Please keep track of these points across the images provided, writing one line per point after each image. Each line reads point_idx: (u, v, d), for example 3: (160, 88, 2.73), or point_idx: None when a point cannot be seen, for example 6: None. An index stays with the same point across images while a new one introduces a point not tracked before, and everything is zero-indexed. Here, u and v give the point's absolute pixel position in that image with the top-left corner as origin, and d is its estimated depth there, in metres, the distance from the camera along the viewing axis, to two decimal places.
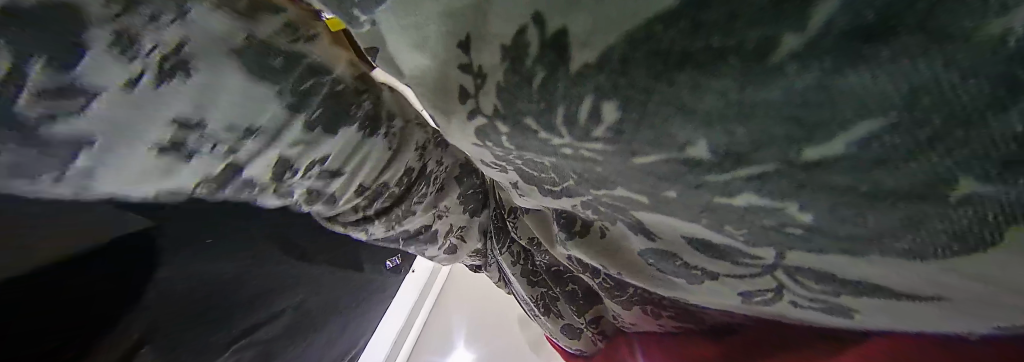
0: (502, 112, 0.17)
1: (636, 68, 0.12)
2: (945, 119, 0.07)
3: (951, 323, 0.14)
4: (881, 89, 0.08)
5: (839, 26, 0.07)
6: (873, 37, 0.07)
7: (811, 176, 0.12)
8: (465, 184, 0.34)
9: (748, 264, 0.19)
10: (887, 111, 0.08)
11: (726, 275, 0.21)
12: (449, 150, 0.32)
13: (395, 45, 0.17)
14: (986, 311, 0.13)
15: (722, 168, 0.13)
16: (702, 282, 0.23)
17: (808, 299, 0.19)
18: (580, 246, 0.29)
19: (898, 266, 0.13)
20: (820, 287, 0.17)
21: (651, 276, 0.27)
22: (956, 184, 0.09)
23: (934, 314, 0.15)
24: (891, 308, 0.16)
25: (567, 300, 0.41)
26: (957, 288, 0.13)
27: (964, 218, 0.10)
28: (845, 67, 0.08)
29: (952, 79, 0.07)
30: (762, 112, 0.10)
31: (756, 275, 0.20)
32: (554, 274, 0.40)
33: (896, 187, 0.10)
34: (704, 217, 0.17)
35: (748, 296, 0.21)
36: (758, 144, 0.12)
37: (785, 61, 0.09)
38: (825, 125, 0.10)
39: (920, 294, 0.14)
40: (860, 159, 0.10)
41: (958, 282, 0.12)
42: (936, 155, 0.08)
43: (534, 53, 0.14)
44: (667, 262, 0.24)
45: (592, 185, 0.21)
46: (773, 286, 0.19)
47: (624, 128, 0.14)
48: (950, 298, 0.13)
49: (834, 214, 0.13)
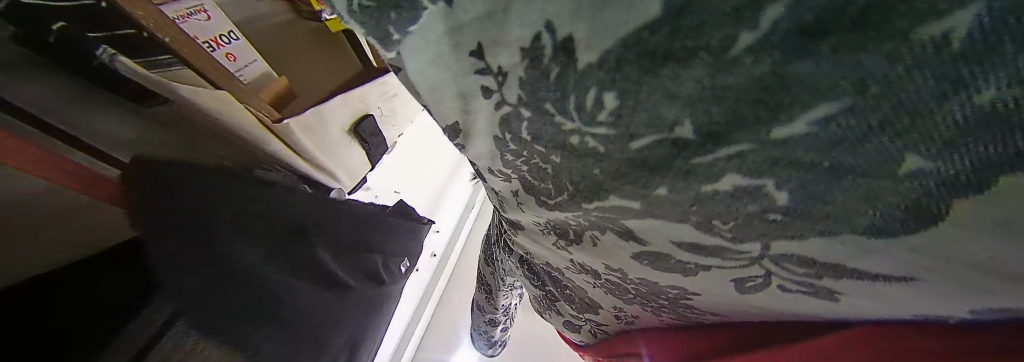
0: (525, 100, 0.19)
1: (630, 65, 0.13)
2: (890, 107, 0.09)
3: (932, 304, 0.16)
4: (828, 78, 0.09)
5: (785, 29, 0.09)
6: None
7: (781, 153, 0.13)
8: None
9: (734, 258, 0.22)
10: (839, 99, 0.10)
11: (715, 267, 0.23)
12: None
13: (416, 61, 0.20)
14: (960, 293, 0.14)
15: (707, 149, 0.15)
16: (698, 274, 0.25)
17: (796, 283, 0.20)
18: (581, 250, 0.33)
19: (864, 245, 0.15)
20: (804, 271, 0.19)
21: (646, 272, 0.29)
22: (900, 160, 0.11)
23: (920, 297, 0.16)
24: (874, 292, 0.17)
25: (566, 300, 0.48)
26: (931, 269, 0.14)
27: (913, 189, 0.11)
28: (793, 59, 0.10)
29: None
30: (733, 95, 0.12)
31: (744, 266, 0.22)
32: (552, 281, 0.46)
33: (851, 164, 0.12)
34: (693, 212, 0.20)
35: (740, 282, 0.23)
36: (735, 125, 0.13)
37: (743, 53, 0.10)
38: (788, 108, 0.11)
39: (897, 274, 0.16)
40: (821, 139, 0.12)
41: (930, 262, 0.14)
42: (884, 135, 0.10)
43: (548, 53, 0.16)
44: (660, 262, 0.27)
45: (585, 198, 0.25)
46: (760, 272, 0.21)
47: (623, 112, 0.16)
48: (923, 278, 0.15)
49: (807, 191, 0.15)
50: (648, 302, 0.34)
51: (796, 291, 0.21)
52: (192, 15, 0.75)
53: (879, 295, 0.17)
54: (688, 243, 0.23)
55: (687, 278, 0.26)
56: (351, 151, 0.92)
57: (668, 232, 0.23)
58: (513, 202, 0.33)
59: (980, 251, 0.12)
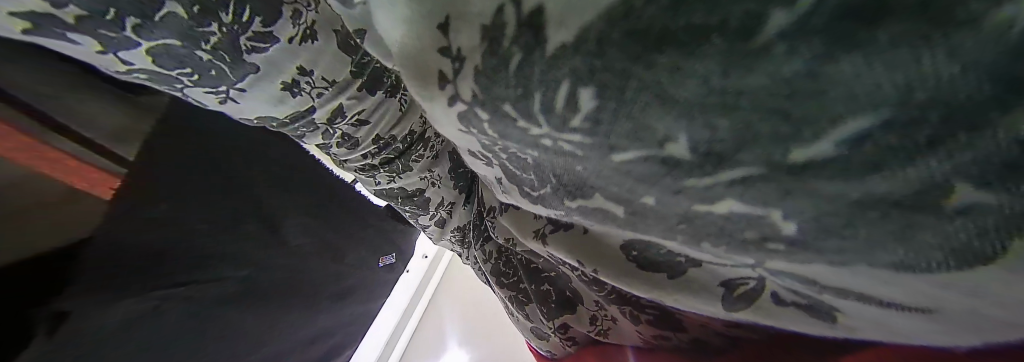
0: (481, 98, 0.16)
1: (611, 50, 0.10)
2: (944, 119, 0.07)
3: (940, 337, 0.13)
4: (875, 80, 0.07)
5: (826, 3, 0.06)
6: (868, 14, 0.06)
7: (797, 180, 0.11)
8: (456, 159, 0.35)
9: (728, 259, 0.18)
10: (880, 110, 0.07)
11: (708, 262, 0.20)
12: None
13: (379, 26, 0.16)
14: (979, 324, 0.12)
15: (703, 170, 0.12)
16: (689, 272, 0.22)
17: (792, 293, 0.17)
18: (560, 240, 0.28)
19: (883, 277, 0.12)
20: (801, 285, 0.16)
21: (626, 271, 0.25)
22: (949, 193, 0.09)
23: (930, 328, 0.13)
24: (872, 314, 0.15)
25: (539, 300, 0.37)
26: (952, 303, 0.12)
27: (965, 229, 0.09)
28: (834, 52, 0.07)
29: (947, 74, 0.06)
30: (747, 102, 0.09)
31: (731, 266, 0.19)
32: (529, 271, 0.37)
33: (886, 193, 0.09)
34: (680, 231, 0.17)
35: (730, 286, 0.20)
36: (741, 141, 0.10)
37: (771, 42, 0.07)
38: (814, 121, 0.09)
39: (913, 305, 0.13)
40: (855, 162, 0.09)
41: (955, 298, 0.11)
42: (933, 159, 0.08)
43: (511, 34, 0.12)
44: (652, 250, 0.23)
45: (568, 194, 0.20)
46: (753, 275, 0.18)
47: (601, 117, 0.12)
48: (938, 312, 0.12)
49: (822, 223, 0.12)
50: (627, 295, 0.29)
51: (791, 303, 0.18)
52: None
53: (881, 321, 0.15)
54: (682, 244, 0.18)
55: (672, 279, 0.23)
56: None
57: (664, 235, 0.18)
58: (493, 183, 0.29)
59: None
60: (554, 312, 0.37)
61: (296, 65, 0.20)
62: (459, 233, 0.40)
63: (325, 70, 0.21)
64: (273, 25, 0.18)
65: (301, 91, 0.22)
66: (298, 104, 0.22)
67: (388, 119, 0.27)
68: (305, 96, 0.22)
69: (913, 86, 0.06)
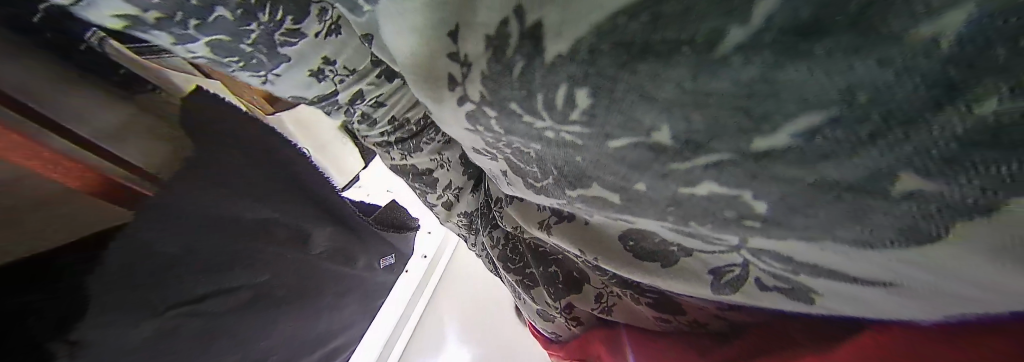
0: (488, 99, 0.18)
1: (603, 59, 0.12)
2: (884, 118, 0.09)
3: (903, 310, 0.15)
4: (824, 86, 0.09)
5: (780, 25, 0.08)
6: (812, 35, 0.08)
7: (765, 167, 0.12)
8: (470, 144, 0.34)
9: (718, 243, 0.20)
10: (829, 108, 0.09)
11: (699, 250, 0.22)
12: None
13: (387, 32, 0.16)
14: (930, 298, 0.14)
15: (683, 156, 0.14)
16: (681, 261, 0.24)
17: (773, 277, 0.19)
18: (564, 231, 0.30)
19: (850, 255, 0.14)
20: (781, 266, 0.18)
21: (628, 262, 0.27)
22: (896, 180, 0.10)
23: (891, 302, 0.15)
24: (842, 290, 0.17)
25: (545, 283, 0.39)
26: (902, 274, 0.14)
27: (908, 211, 0.11)
28: (784, 61, 0.09)
29: (882, 78, 0.08)
30: (716, 101, 0.11)
31: (722, 251, 0.20)
32: (538, 254, 0.38)
33: (838, 178, 0.11)
34: (670, 213, 0.18)
35: (718, 274, 0.22)
36: (715, 134, 0.12)
37: (729, 53, 0.09)
38: (771, 117, 0.10)
39: (873, 279, 0.15)
40: (810, 152, 0.11)
41: (903, 268, 0.13)
42: (876, 150, 0.10)
43: (514, 43, 0.14)
44: (648, 241, 0.24)
45: (569, 184, 0.22)
46: (737, 260, 0.20)
47: (597, 113, 0.14)
48: (900, 285, 0.14)
49: (788, 204, 0.14)
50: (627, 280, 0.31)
51: (774, 288, 0.20)
52: None
53: (852, 296, 0.17)
54: (676, 228, 0.20)
55: (665, 268, 0.25)
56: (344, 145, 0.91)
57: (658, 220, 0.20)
58: (496, 176, 0.31)
59: (968, 266, 0.11)
60: (560, 292, 0.38)
61: (321, 55, 0.20)
62: (466, 220, 0.39)
63: (347, 60, 0.21)
64: (303, 22, 0.18)
65: (330, 80, 0.22)
66: (324, 87, 0.23)
67: (405, 100, 0.26)
68: (330, 82, 0.23)
69: (854, 90, 0.09)
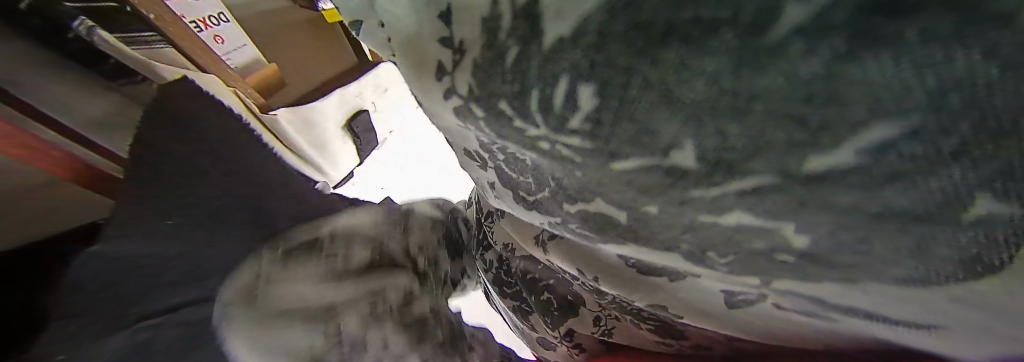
0: (475, 94, 0.15)
1: (613, 45, 0.09)
2: (975, 129, 0.06)
3: (951, 349, 0.13)
4: (904, 82, 0.06)
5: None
6: (899, 10, 0.05)
7: (814, 191, 0.10)
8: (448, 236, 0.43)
9: (733, 277, 0.16)
10: (907, 117, 0.06)
11: (710, 277, 0.18)
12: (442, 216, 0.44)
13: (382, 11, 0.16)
14: (983, 343, 0.12)
15: (711, 179, 0.11)
16: (687, 279, 0.20)
17: (798, 309, 0.16)
18: (559, 247, 0.27)
19: (890, 294, 0.12)
20: (806, 303, 0.15)
21: (630, 279, 0.23)
22: (968, 204, 0.08)
23: (928, 342, 0.13)
24: (880, 332, 0.14)
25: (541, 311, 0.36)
26: (958, 318, 0.11)
27: (973, 236, 0.08)
28: (861, 47, 0.06)
29: (984, 75, 0.05)
30: (761, 108, 0.08)
31: (743, 283, 0.16)
32: (527, 281, 0.35)
33: (905, 207, 0.09)
34: (685, 240, 0.16)
35: (729, 293, 0.18)
36: (754, 150, 0.09)
37: (787, 37, 0.07)
38: (834, 128, 0.08)
39: (917, 322, 0.12)
40: (872, 173, 0.08)
41: (963, 312, 0.11)
42: (955, 169, 0.07)
43: (507, 26, 0.12)
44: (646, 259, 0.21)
45: (567, 198, 0.19)
46: (752, 283, 0.16)
47: (603, 119, 0.12)
48: (950, 328, 0.12)
49: (837, 237, 0.11)
50: (627, 307, 0.27)
51: (791, 310, 0.16)
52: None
53: (886, 336, 0.14)
54: (680, 256, 0.17)
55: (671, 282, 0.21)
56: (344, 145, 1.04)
57: (651, 247, 0.18)
58: (487, 190, 0.28)
59: None
60: (558, 319, 0.35)
61: None
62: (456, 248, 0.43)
63: None
64: None
65: None
66: None
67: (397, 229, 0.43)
68: None
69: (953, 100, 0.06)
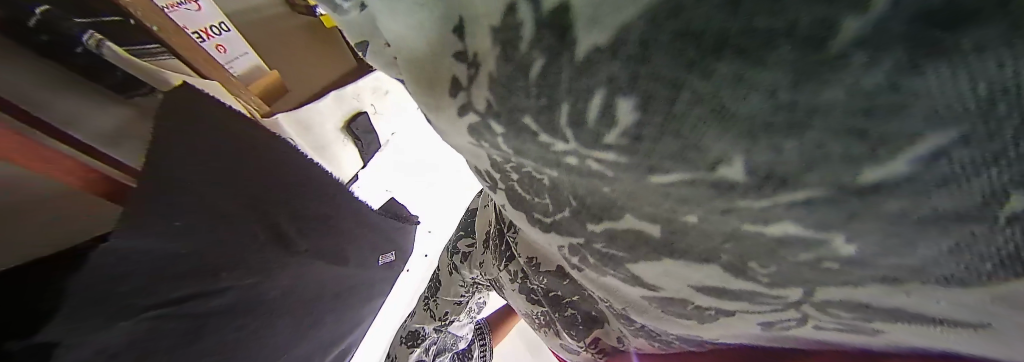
0: (495, 109, 0.16)
1: (658, 55, 0.09)
2: (1020, 134, 0.06)
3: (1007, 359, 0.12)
4: (944, 86, 0.06)
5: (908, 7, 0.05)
6: (959, 12, 0.05)
7: (865, 204, 0.10)
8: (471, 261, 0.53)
9: (766, 302, 0.17)
10: (952, 120, 0.06)
11: (744, 311, 0.19)
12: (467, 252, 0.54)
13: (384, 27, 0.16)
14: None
15: (762, 193, 0.11)
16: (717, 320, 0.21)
17: (835, 322, 0.16)
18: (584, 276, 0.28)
19: (932, 293, 0.12)
20: (849, 315, 0.15)
21: (659, 316, 0.25)
22: (1003, 201, 0.07)
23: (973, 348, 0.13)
24: (922, 334, 0.14)
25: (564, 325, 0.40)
26: (1001, 319, 0.11)
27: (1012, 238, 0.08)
28: (911, 58, 0.06)
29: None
30: (819, 123, 0.08)
31: (777, 310, 0.17)
32: (550, 297, 0.39)
33: (947, 208, 0.08)
34: (725, 250, 0.16)
35: (767, 325, 0.19)
36: (809, 164, 0.09)
37: (848, 49, 0.06)
38: (893, 141, 0.07)
39: (959, 320, 0.12)
40: (925, 183, 0.08)
41: (1006, 312, 0.10)
42: (991, 169, 0.07)
43: (528, 38, 0.12)
44: (676, 306, 0.23)
45: (591, 217, 0.20)
46: (798, 316, 0.17)
47: (643, 134, 0.12)
48: (996, 331, 0.11)
49: (882, 241, 0.11)
50: (656, 336, 0.29)
51: (833, 329, 0.17)
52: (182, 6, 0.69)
53: (933, 340, 0.14)
54: (709, 287, 0.19)
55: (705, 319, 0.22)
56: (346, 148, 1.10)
57: (681, 276, 0.19)
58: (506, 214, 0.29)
59: None
60: (581, 331, 0.39)
61: None
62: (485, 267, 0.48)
63: None
64: None
65: None
66: None
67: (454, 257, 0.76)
68: None
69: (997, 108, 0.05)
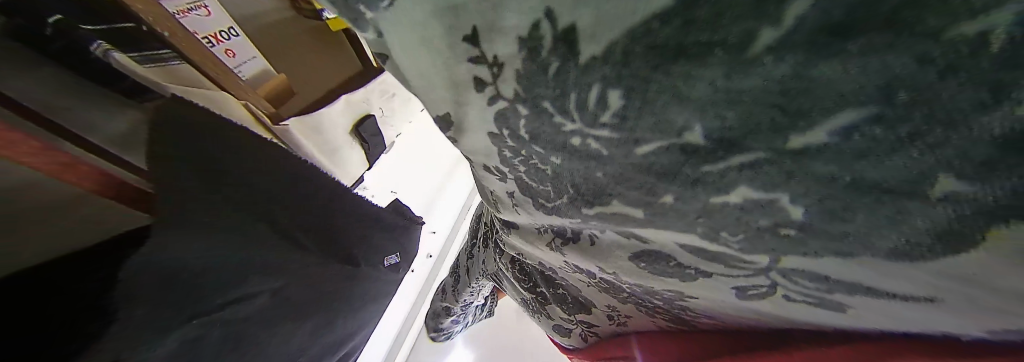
0: (520, 98, 0.17)
1: (636, 59, 0.12)
2: (927, 113, 0.08)
3: (948, 323, 0.15)
4: (857, 76, 0.08)
5: (813, 20, 0.07)
6: (851, 25, 0.07)
7: (799, 164, 0.12)
8: (472, 256, 0.59)
9: (738, 266, 0.20)
10: (866, 104, 0.09)
11: (720, 273, 0.22)
12: (472, 251, 0.59)
13: (404, 42, 0.17)
14: (977, 312, 0.13)
15: (716, 156, 0.14)
16: (697, 279, 0.24)
17: (803, 295, 0.19)
18: (576, 250, 0.32)
19: (882, 267, 0.14)
20: (813, 285, 0.18)
21: (644, 273, 0.28)
22: (931, 180, 0.09)
23: (924, 312, 0.15)
24: (879, 304, 0.16)
25: (557, 301, 0.47)
26: (948, 290, 0.13)
27: (941, 211, 0.10)
28: (819, 57, 0.08)
29: (905, 66, 0.07)
30: (749, 99, 0.11)
31: (749, 276, 0.20)
32: (544, 279, 0.46)
33: (873, 177, 0.11)
34: (701, 224, 0.18)
35: (742, 290, 0.22)
36: (747, 130, 0.12)
37: (763, 50, 0.09)
38: (808, 114, 0.10)
39: (915, 294, 0.14)
40: (843, 148, 0.10)
41: (950, 283, 0.13)
42: (912, 148, 0.09)
43: (548, 45, 0.13)
44: (660, 264, 0.25)
45: (585, 202, 0.23)
46: (765, 283, 0.20)
47: (628, 115, 0.14)
48: (943, 299, 0.14)
49: (826, 207, 0.13)
50: (643, 301, 0.34)
51: (801, 301, 0.19)
52: (191, 10, 0.64)
53: (891, 309, 0.16)
54: (696, 248, 0.21)
55: (684, 282, 0.25)
56: (352, 150, 1.02)
57: (670, 240, 0.22)
58: (509, 203, 0.32)
59: (1007, 276, 0.11)
60: (573, 309, 0.46)
61: None
62: (483, 266, 0.56)
63: None
64: None
65: None
66: None
67: None
68: None
69: (894, 87, 0.08)
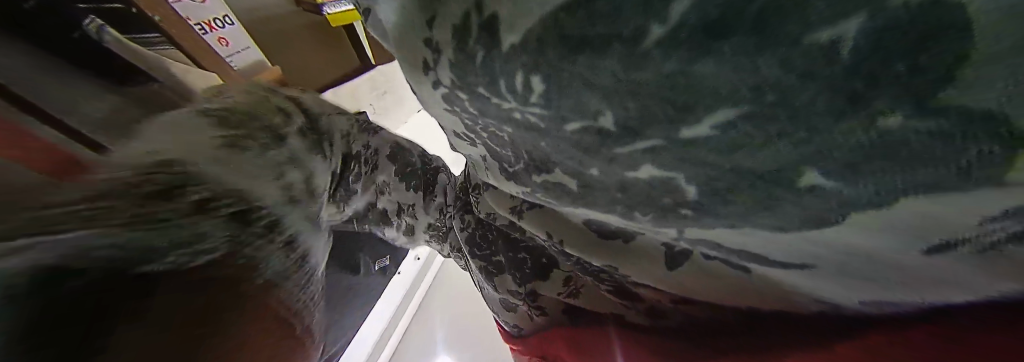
0: (458, 84, 0.18)
1: (548, 49, 0.12)
2: (791, 119, 0.09)
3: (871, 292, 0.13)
4: (731, 86, 0.09)
5: (693, 23, 0.08)
6: (725, 34, 0.08)
7: (687, 149, 0.13)
8: (420, 193, 0.41)
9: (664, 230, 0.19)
10: (743, 103, 0.09)
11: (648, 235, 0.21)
12: (422, 192, 0.41)
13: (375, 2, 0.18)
14: (865, 274, 0.13)
15: (619, 141, 0.15)
16: (637, 241, 0.23)
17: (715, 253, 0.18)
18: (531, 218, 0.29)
19: (769, 243, 0.15)
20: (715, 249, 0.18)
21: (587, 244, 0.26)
22: (802, 174, 0.10)
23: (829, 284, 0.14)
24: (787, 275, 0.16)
25: (512, 270, 0.34)
26: (813, 254, 0.14)
27: (822, 206, 0.11)
28: (698, 58, 0.09)
29: (776, 75, 0.08)
30: (644, 93, 0.12)
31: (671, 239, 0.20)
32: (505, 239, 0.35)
33: (752, 167, 0.12)
34: (619, 201, 0.19)
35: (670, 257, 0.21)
36: (645, 120, 0.13)
37: (652, 48, 0.10)
38: (693, 108, 0.11)
39: (797, 262, 0.15)
40: (722, 138, 0.11)
41: (821, 251, 0.13)
42: (787, 144, 0.10)
43: (474, 33, 0.15)
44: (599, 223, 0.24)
45: (534, 169, 0.23)
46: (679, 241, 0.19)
47: (551, 99, 0.15)
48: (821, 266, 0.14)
49: (710, 188, 0.14)
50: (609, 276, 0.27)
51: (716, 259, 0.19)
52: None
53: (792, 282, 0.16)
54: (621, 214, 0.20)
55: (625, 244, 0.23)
56: None
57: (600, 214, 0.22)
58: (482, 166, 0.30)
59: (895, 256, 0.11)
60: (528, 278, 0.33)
61: None
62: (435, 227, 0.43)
63: None
64: None
65: None
66: None
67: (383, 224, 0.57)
68: None
69: (764, 88, 0.08)
